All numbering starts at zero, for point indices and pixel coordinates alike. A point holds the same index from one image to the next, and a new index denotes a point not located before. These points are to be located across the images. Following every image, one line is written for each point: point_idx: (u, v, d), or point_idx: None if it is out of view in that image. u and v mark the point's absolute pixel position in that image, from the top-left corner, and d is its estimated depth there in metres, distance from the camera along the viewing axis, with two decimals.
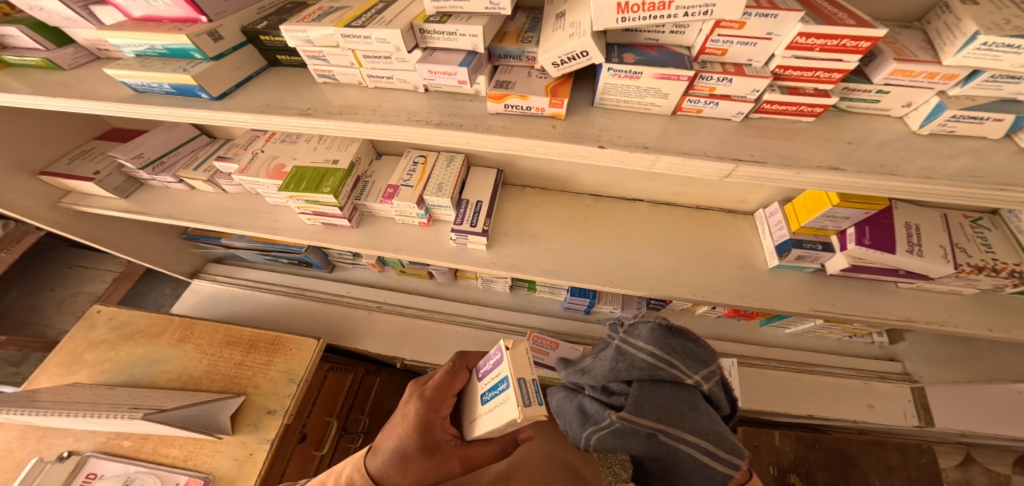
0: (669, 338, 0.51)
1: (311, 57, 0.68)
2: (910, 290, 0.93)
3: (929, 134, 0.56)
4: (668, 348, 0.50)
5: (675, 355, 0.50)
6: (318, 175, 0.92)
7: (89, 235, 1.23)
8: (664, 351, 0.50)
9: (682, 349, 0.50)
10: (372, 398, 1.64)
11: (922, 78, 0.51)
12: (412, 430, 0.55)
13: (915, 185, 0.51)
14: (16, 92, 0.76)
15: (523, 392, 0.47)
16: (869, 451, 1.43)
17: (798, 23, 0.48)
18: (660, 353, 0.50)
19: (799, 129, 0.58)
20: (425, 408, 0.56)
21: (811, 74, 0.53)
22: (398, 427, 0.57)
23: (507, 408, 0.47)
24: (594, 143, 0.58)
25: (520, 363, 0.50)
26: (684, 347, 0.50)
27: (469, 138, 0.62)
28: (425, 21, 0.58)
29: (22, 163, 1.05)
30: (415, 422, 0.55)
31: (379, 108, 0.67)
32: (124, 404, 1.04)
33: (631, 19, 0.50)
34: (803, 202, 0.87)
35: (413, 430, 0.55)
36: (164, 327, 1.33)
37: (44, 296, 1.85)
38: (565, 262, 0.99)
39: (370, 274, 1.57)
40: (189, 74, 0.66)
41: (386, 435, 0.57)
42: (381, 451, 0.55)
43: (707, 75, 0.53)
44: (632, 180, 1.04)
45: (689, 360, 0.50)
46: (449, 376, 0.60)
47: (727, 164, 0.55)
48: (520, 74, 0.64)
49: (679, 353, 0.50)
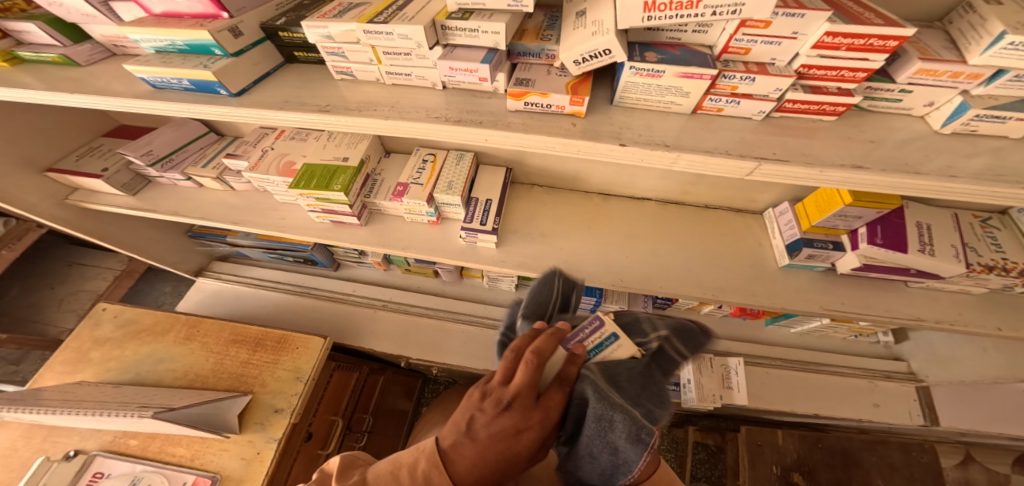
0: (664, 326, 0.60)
1: (330, 53, 0.68)
2: (920, 289, 0.93)
3: (951, 133, 0.57)
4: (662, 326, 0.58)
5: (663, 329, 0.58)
6: (328, 173, 0.92)
7: (96, 232, 1.22)
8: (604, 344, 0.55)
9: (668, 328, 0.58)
10: (376, 397, 1.63)
11: (946, 78, 0.52)
12: (517, 447, 0.48)
13: (938, 183, 0.51)
14: (30, 88, 0.76)
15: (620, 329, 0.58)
16: (871, 450, 1.42)
17: (825, 22, 0.48)
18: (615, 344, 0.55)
19: (820, 128, 0.59)
20: (535, 426, 0.48)
21: (835, 73, 0.53)
22: (499, 442, 0.47)
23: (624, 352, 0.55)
24: (615, 141, 0.58)
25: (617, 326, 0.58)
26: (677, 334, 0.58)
27: (489, 135, 0.62)
28: (447, 18, 0.58)
29: (29, 160, 1.04)
30: (524, 438, 0.48)
31: (396, 104, 0.67)
32: (131, 403, 1.04)
33: (658, 18, 0.50)
34: (814, 201, 0.88)
35: (519, 446, 0.48)
36: (170, 325, 1.33)
37: (44, 295, 1.83)
38: (575, 260, 0.99)
39: (375, 272, 1.57)
40: (209, 70, 0.66)
41: (483, 446, 0.48)
42: (477, 461, 0.48)
43: (730, 74, 0.54)
44: (643, 178, 1.04)
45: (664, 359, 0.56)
46: (564, 395, 0.49)
47: (750, 163, 0.55)
48: (540, 72, 0.64)
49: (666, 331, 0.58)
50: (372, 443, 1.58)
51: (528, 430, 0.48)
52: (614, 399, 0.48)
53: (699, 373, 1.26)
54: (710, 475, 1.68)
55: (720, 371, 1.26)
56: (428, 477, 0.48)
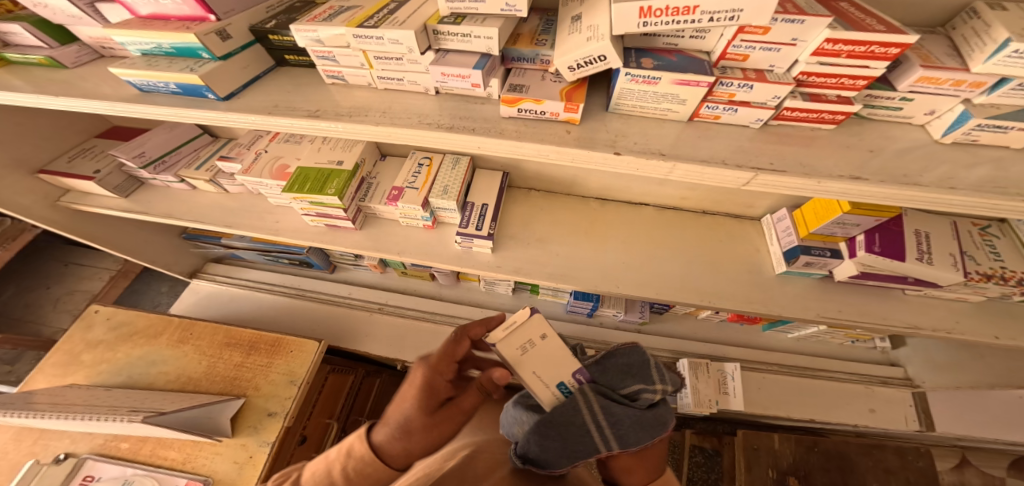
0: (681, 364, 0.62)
1: (321, 57, 0.67)
2: (917, 297, 0.92)
3: (952, 143, 0.56)
4: (670, 363, 0.59)
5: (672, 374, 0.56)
6: (322, 177, 0.91)
7: (88, 234, 1.20)
8: (617, 369, 0.56)
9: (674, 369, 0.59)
10: (372, 399, 1.61)
11: (948, 86, 0.51)
12: (414, 401, 0.55)
13: (939, 195, 0.50)
14: (18, 90, 0.75)
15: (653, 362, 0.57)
16: (868, 454, 1.41)
17: (825, 29, 0.47)
18: (627, 376, 0.56)
19: (818, 137, 0.58)
20: (426, 374, 0.56)
21: (835, 81, 0.52)
22: (402, 398, 0.57)
23: (629, 377, 0.55)
24: (609, 149, 0.57)
25: (635, 358, 0.57)
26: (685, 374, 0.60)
27: (482, 142, 0.61)
28: (439, 22, 0.57)
29: (22, 161, 1.03)
30: (418, 390, 0.55)
31: (388, 110, 0.66)
32: (122, 406, 1.03)
33: (653, 24, 0.49)
34: (812, 208, 0.87)
35: (414, 401, 0.55)
36: (163, 328, 1.32)
37: (39, 295, 1.82)
38: (570, 265, 0.99)
39: (371, 275, 1.56)
40: (196, 74, 0.65)
41: (393, 405, 0.58)
42: (388, 421, 0.56)
43: (727, 81, 0.53)
44: (639, 184, 1.03)
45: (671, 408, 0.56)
46: (455, 348, 0.57)
47: (747, 173, 0.54)
48: (534, 78, 0.63)
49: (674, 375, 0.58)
50: None
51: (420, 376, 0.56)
52: (591, 423, 0.51)
53: (695, 378, 1.25)
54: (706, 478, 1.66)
55: (717, 377, 1.26)
56: (351, 448, 0.56)
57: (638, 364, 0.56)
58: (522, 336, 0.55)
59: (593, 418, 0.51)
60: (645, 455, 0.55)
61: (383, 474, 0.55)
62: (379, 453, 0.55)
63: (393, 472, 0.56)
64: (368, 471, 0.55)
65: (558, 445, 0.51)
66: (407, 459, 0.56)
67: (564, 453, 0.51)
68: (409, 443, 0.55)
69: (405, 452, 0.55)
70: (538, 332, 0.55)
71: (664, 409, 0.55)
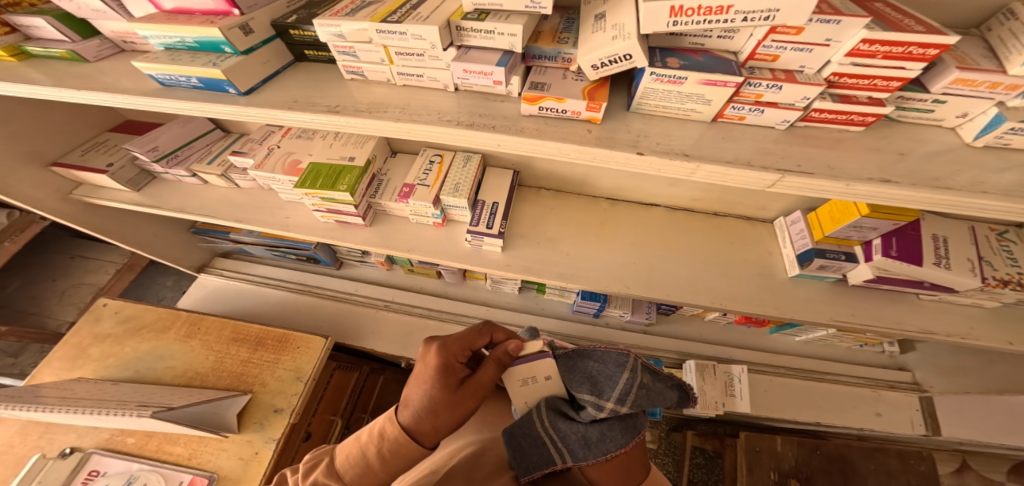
0: (666, 385, 0.60)
1: (342, 52, 0.66)
2: (932, 302, 0.92)
3: (983, 146, 0.55)
4: (647, 386, 0.58)
5: (630, 400, 0.57)
6: (334, 173, 0.90)
7: (99, 228, 1.20)
8: (581, 383, 0.60)
9: (649, 394, 0.58)
10: (376, 396, 1.62)
11: (984, 88, 0.50)
12: (433, 382, 0.56)
13: (970, 198, 0.50)
14: (36, 83, 0.74)
15: (625, 382, 0.58)
16: (870, 457, 1.40)
17: (861, 30, 0.46)
18: (588, 393, 0.59)
19: (846, 139, 0.57)
20: (441, 354, 0.58)
21: (868, 82, 0.52)
22: (419, 378, 0.58)
23: (592, 392, 0.59)
24: (632, 149, 0.57)
25: (604, 373, 0.60)
26: (660, 399, 0.58)
27: (502, 140, 0.61)
28: (463, 18, 0.57)
29: (35, 153, 1.02)
30: (434, 370, 0.57)
31: (407, 106, 0.66)
32: (131, 401, 1.02)
33: (684, 23, 0.49)
34: (828, 211, 0.86)
35: (434, 381, 0.56)
36: (171, 322, 1.31)
37: (45, 287, 1.82)
38: (579, 266, 0.98)
39: (377, 272, 1.55)
40: (218, 68, 0.65)
41: (410, 387, 0.58)
42: (410, 403, 0.57)
43: (756, 81, 0.52)
44: (652, 184, 1.03)
45: (626, 428, 0.58)
46: (472, 336, 0.62)
47: (773, 175, 0.53)
48: (555, 76, 0.63)
49: (643, 401, 0.58)
50: None
51: (435, 356, 0.58)
52: (544, 437, 0.60)
53: (701, 380, 1.24)
54: (707, 479, 1.67)
55: (724, 379, 1.25)
56: (383, 430, 0.56)
57: (605, 380, 0.59)
58: (528, 371, 0.65)
59: (545, 431, 0.60)
60: (610, 467, 0.59)
61: (416, 452, 0.55)
62: (411, 435, 0.56)
63: (425, 451, 0.56)
64: (403, 452, 0.55)
65: (518, 453, 0.61)
66: (436, 436, 0.56)
67: (522, 461, 0.61)
68: (434, 424, 0.55)
69: (434, 430, 0.56)
70: (544, 373, 0.65)
71: (612, 430, 0.58)
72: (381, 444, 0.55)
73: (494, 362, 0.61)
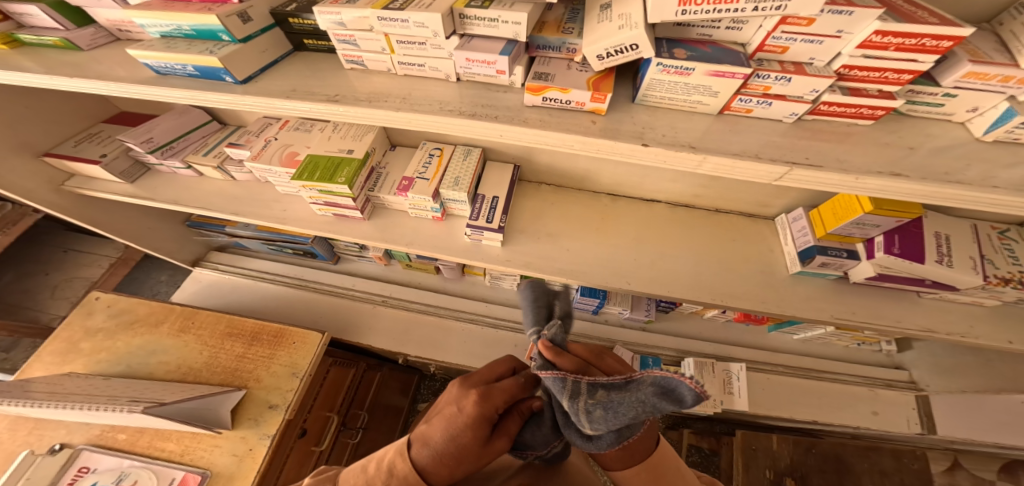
0: (634, 395, 0.42)
1: (342, 41, 0.65)
2: (932, 300, 0.92)
3: (993, 142, 0.55)
4: (605, 407, 0.45)
5: (593, 427, 0.46)
6: (332, 165, 0.89)
7: (91, 221, 1.18)
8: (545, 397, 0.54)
9: (603, 411, 0.45)
10: (373, 392, 1.60)
11: (996, 82, 0.49)
12: (462, 431, 0.53)
13: (980, 194, 0.49)
14: (28, 71, 0.72)
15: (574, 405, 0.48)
16: (864, 455, 1.41)
17: (875, 20, 0.45)
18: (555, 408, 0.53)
19: (854, 132, 0.57)
20: (478, 405, 0.54)
21: (878, 74, 0.51)
22: (446, 420, 0.54)
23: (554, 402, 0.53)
24: (637, 141, 0.56)
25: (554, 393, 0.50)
26: (629, 419, 0.43)
27: (504, 130, 0.60)
28: (466, 6, 0.56)
29: (25, 144, 1.00)
30: (469, 421, 0.53)
31: (408, 96, 0.65)
32: (122, 396, 1.01)
33: (693, 13, 0.48)
34: (831, 208, 0.86)
35: (465, 432, 0.53)
36: (165, 316, 1.30)
37: (36, 281, 1.79)
38: (580, 262, 0.97)
39: (375, 267, 1.54)
40: (215, 55, 0.63)
41: (435, 427, 0.55)
42: (431, 443, 0.54)
43: (765, 73, 0.52)
44: (654, 180, 1.02)
45: (615, 437, 0.49)
46: (515, 384, 0.58)
47: (781, 168, 0.53)
48: (560, 66, 0.62)
49: (601, 422, 0.45)
50: (366, 439, 1.56)
51: (472, 406, 0.54)
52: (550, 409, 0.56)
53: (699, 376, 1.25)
54: None
55: (723, 376, 1.25)
56: (394, 465, 0.54)
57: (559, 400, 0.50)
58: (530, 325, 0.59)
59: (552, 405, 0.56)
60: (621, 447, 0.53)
61: None
62: (424, 475, 0.53)
63: None
64: None
65: (537, 426, 0.58)
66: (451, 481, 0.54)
67: (540, 436, 0.58)
68: (450, 472, 0.53)
69: (449, 476, 0.53)
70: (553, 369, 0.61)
71: (598, 439, 0.49)
72: (391, 479, 0.53)
73: (520, 413, 0.58)
